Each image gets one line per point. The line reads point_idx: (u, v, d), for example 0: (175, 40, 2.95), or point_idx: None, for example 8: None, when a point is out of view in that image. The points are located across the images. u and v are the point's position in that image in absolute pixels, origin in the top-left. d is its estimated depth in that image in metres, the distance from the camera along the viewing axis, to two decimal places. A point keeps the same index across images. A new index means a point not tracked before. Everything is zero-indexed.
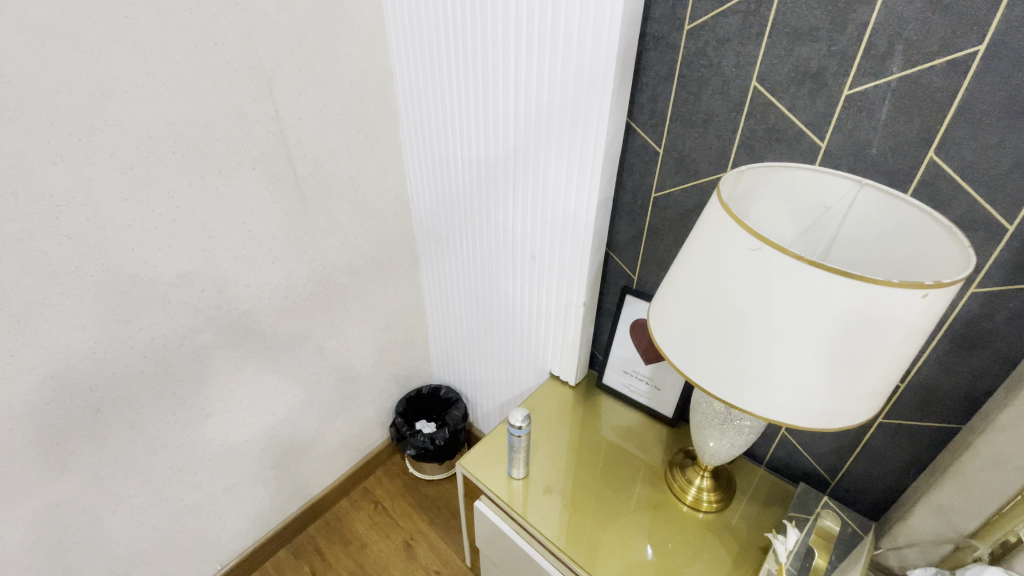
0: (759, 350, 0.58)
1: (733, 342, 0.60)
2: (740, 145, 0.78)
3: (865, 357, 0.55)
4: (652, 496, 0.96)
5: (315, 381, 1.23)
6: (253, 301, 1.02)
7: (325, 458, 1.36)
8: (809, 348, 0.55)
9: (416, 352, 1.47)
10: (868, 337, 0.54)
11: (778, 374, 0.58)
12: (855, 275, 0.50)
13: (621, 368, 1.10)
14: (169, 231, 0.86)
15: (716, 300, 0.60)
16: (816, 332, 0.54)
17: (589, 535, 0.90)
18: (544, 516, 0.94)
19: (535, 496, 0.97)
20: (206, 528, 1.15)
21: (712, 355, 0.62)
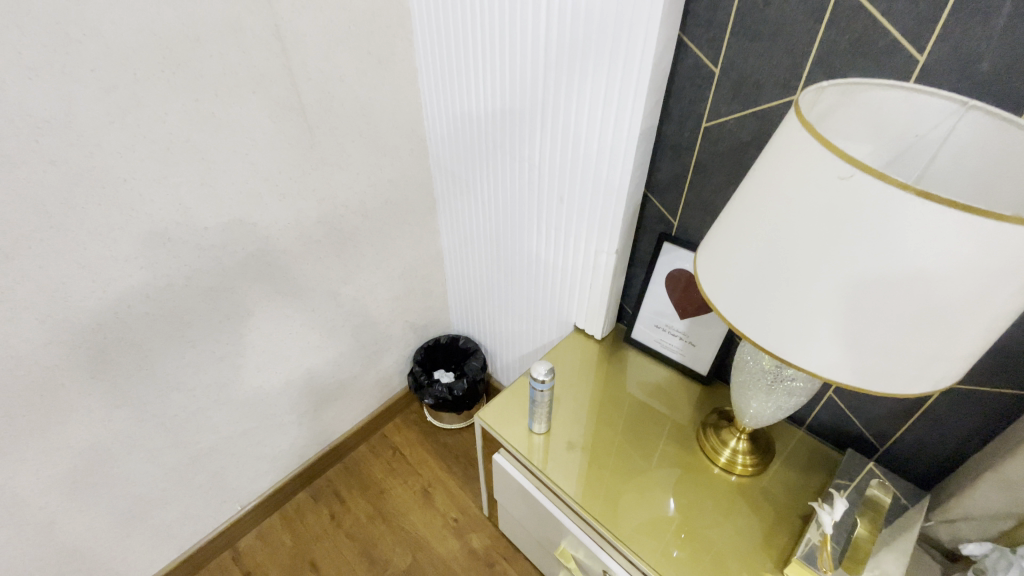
0: (833, 302, 0.49)
1: (801, 292, 0.51)
2: (814, 62, 0.66)
3: (967, 313, 0.46)
4: (680, 456, 0.90)
5: (330, 327, 1.18)
6: (261, 241, 0.96)
7: (342, 405, 1.34)
8: (898, 302, 0.46)
9: (434, 301, 1.42)
10: (975, 288, 0.44)
11: (853, 331, 0.49)
12: (972, 208, 0.40)
13: (652, 322, 1.02)
14: (164, 161, 0.79)
15: (782, 244, 0.51)
16: (909, 280, 0.45)
17: (610, 493, 0.86)
18: (565, 473, 0.89)
19: (557, 452, 0.92)
20: (225, 470, 1.15)
21: (772, 307, 0.54)
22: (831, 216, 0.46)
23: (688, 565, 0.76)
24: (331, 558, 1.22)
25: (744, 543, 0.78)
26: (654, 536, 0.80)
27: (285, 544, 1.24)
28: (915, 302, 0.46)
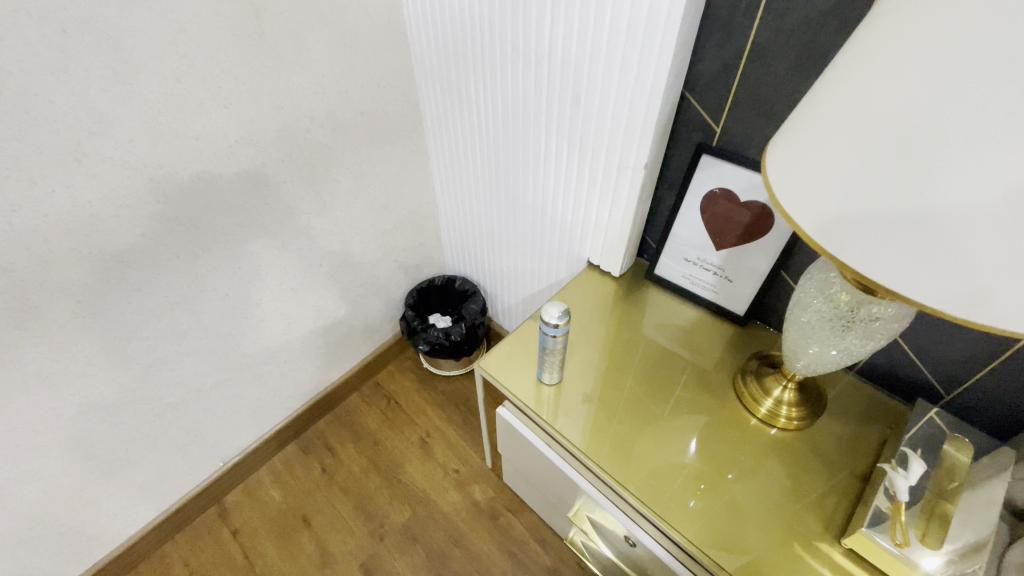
0: (890, 213, 0.35)
1: (861, 193, 0.36)
2: None
3: None
4: (708, 405, 0.78)
5: (305, 265, 1.02)
6: (208, 161, 0.78)
7: (328, 353, 1.21)
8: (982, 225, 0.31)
9: (426, 236, 1.25)
10: None
11: (900, 258, 0.36)
12: None
13: (682, 257, 0.86)
14: (59, 49, 0.60)
15: (862, 117, 0.35)
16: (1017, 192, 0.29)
17: (625, 447, 0.74)
18: (581, 429, 0.77)
19: (571, 405, 0.80)
20: (199, 425, 1.03)
21: (813, 215, 0.40)
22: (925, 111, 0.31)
23: (712, 525, 0.66)
24: (323, 512, 1.12)
25: (780, 502, 0.68)
26: (674, 494, 0.69)
27: (273, 499, 1.15)
28: None
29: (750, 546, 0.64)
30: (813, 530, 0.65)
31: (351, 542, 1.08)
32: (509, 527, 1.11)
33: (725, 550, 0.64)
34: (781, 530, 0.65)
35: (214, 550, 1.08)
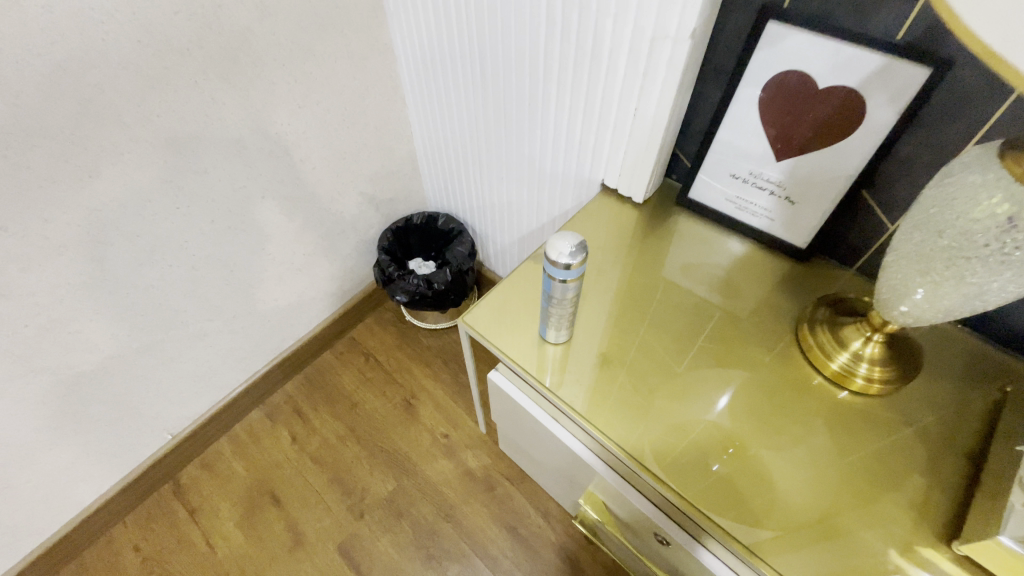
0: None
1: None
2: None
3: None
4: (738, 351, 0.62)
5: (242, 200, 0.81)
6: (70, 46, 0.55)
7: (290, 307, 1.02)
8: None
9: (400, 163, 1.02)
10: None
11: None
12: None
13: (730, 172, 0.65)
14: None
15: None
16: None
17: (630, 404, 0.59)
18: (595, 399, 0.60)
19: (582, 367, 0.62)
20: (132, 395, 0.86)
21: None
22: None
23: (732, 496, 0.52)
24: (293, 487, 0.97)
25: (824, 470, 0.53)
26: (689, 462, 0.55)
27: (236, 473, 1.00)
28: None
29: (790, 528, 0.50)
30: (864, 504, 0.51)
31: (327, 521, 0.94)
32: (507, 499, 0.96)
33: (746, 526, 0.51)
34: (821, 503, 0.51)
35: (170, 531, 0.95)
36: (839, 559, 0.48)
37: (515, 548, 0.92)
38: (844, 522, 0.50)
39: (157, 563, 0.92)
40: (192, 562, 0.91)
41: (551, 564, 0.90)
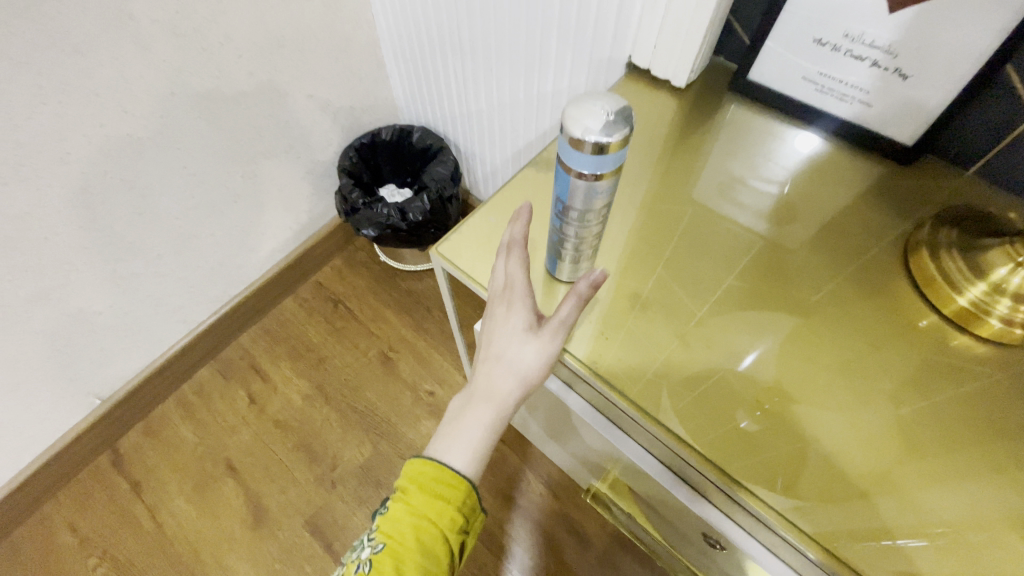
0: None
1: None
2: None
3: None
4: (783, 270, 0.46)
5: (141, 98, 0.60)
6: None
7: (235, 246, 0.83)
8: None
9: (360, 60, 0.80)
10: None
11: None
12: None
13: (817, 39, 0.46)
14: None
15: None
16: None
17: (633, 337, 0.44)
18: (616, 344, 0.44)
19: (602, 302, 0.45)
20: (34, 355, 0.69)
21: None
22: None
23: (791, 471, 0.38)
24: (253, 454, 0.83)
25: (891, 416, 0.39)
26: (706, 409, 0.40)
27: (186, 440, 0.85)
28: None
29: (864, 516, 0.36)
30: (939, 457, 0.37)
31: (292, 493, 0.80)
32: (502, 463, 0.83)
33: (769, 484, 0.37)
34: (882, 457, 0.38)
35: (110, 507, 0.81)
36: (895, 525, 0.35)
37: (511, 518, 0.80)
38: (910, 480, 0.36)
39: (96, 543, 0.79)
40: (137, 541, 0.78)
41: (553, 536, 0.78)
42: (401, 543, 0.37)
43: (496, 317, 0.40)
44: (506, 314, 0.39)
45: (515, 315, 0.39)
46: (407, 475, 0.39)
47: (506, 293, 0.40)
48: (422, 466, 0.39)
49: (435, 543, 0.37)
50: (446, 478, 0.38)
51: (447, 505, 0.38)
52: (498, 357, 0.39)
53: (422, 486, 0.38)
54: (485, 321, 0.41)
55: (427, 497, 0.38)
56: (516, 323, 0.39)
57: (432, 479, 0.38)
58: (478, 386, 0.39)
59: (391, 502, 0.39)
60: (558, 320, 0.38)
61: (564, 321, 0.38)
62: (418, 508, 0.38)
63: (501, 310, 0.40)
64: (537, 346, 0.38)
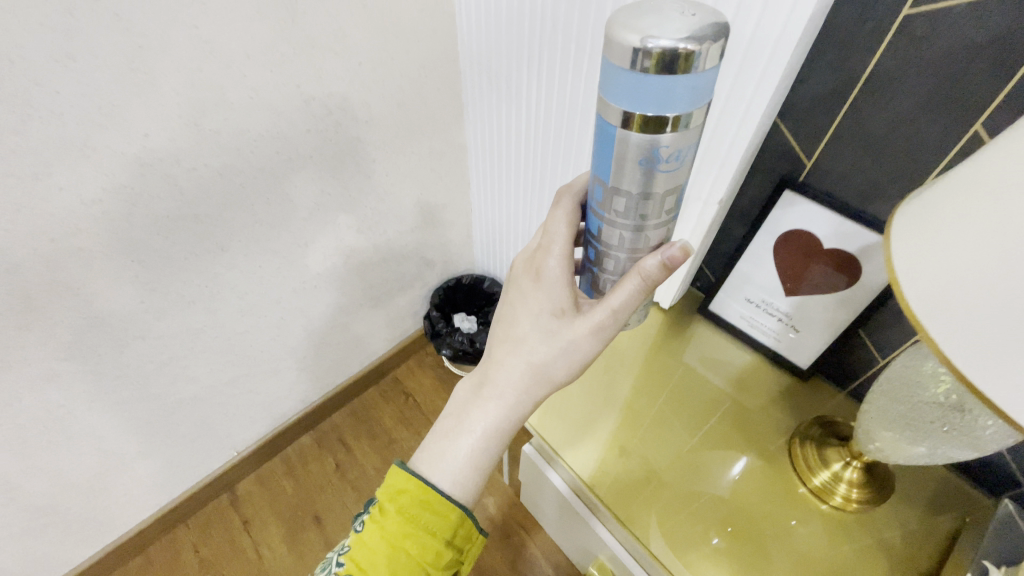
0: None
1: None
2: None
3: None
4: (730, 434, 0.74)
5: (327, 265, 0.96)
6: (231, 155, 0.71)
7: (347, 348, 1.16)
8: None
9: (458, 234, 1.20)
10: None
11: None
12: None
13: (745, 297, 0.78)
14: (64, 31, 0.52)
15: None
16: None
17: (623, 470, 0.70)
18: (623, 491, 0.69)
19: (612, 460, 0.72)
20: (212, 419, 1.00)
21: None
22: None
23: None
24: (334, 510, 1.10)
25: (812, 531, 0.64)
26: (686, 521, 0.66)
27: (285, 491, 1.13)
28: None
29: None
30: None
31: None
32: (521, 545, 1.08)
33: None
34: (805, 557, 0.62)
35: (224, 539, 1.08)
36: None
37: None
38: None
39: (211, 567, 1.04)
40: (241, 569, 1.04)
41: None
42: (382, 553, 0.40)
43: (529, 297, 0.48)
44: (542, 301, 0.47)
45: (549, 291, 0.47)
46: (392, 497, 0.42)
47: (543, 265, 0.48)
48: (407, 486, 0.42)
49: (412, 569, 0.41)
50: (430, 507, 0.42)
51: (429, 531, 0.41)
52: (517, 343, 0.47)
53: (403, 506, 0.42)
54: (518, 298, 0.49)
55: (408, 520, 0.41)
56: (550, 302, 0.47)
57: (411, 502, 0.42)
58: (501, 372, 0.47)
59: (376, 517, 0.42)
60: (609, 309, 0.45)
61: (612, 307, 0.45)
62: (397, 528, 0.41)
63: (531, 286, 0.48)
64: (569, 330, 0.46)
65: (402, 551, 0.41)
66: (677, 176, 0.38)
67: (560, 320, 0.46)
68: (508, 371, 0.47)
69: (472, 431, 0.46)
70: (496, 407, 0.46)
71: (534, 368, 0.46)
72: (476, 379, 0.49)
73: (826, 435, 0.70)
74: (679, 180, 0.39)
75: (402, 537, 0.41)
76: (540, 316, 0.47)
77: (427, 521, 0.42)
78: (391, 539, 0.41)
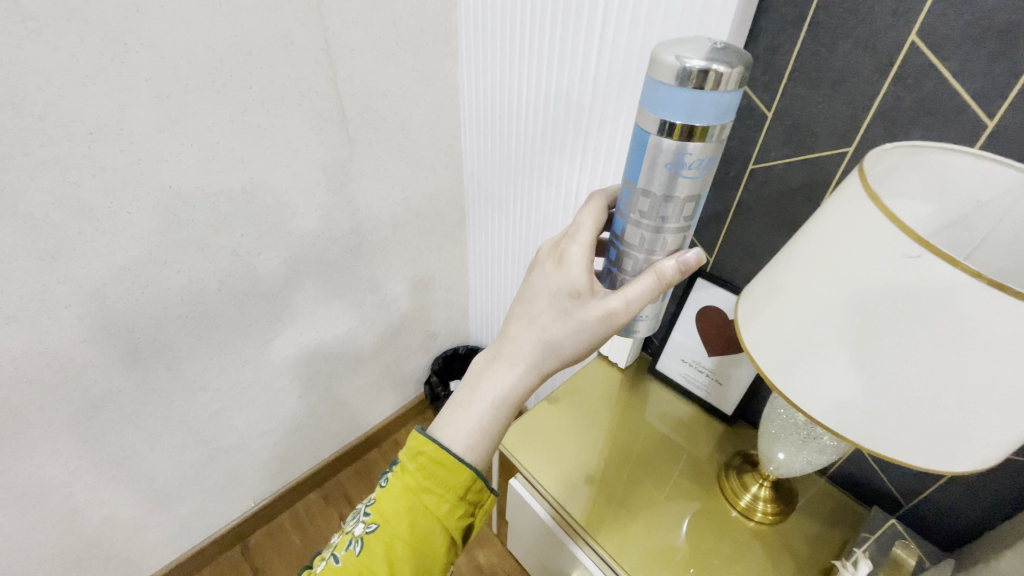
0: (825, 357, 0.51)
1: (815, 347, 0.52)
2: (862, 137, 0.65)
3: (946, 401, 0.45)
4: (676, 470, 0.94)
5: (351, 335, 1.19)
6: (295, 248, 0.97)
7: (358, 410, 1.35)
8: (887, 372, 0.47)
9: (455, 312, 1.45)
10: (952, 381, 0.43)
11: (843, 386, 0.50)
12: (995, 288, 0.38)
13: (680, 357, 1.01)
14: (208, 168, 0.79)
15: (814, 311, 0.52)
16: (888, 355, 0.46)
17: (594, 498, 0.89)
18: (594, 512, 0.87)
19: (587, 490, 0.91)
20: (240, 470, 1.15)
21: (791, 353, 0.55)
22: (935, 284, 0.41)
23: None
24: None
25: (740, 543, 0.83)
26: (656, 557, 0.81)
27: (293, 544, 1.25)
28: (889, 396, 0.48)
29: None
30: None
31: None
32: None
33: None
34: (735, 563, 0.80)
35: None
36: None
37: None
38: None
39: None
40: None
41: None
42: (405, 493, 0.59)
43: (552, 276, 0.61)
44: (563, 285, 0.59)
45: (570, 272, 0.59)
46: (412, 455, 0.60)
47: (567, 249, 0.61)
48: (423, 447, 0.60)
49: (428, 504, 0.59)
50: (438, 464, 0.59)
51: (437, 480, 0.59)
52: (533, 321, 0.61)
53: (420, 461, 0.60)
54: (541, 275, 0.62)
55: (423, 471, 0.59)
56: (569, 284, 0.59)
57: (424, 459, 0.60)
58: (520, 346, 0.61)
59: (402, 470, 0.61)
60: (623, 298, 0.58)
61: (626, 299, 0.58)
62: (415, 478, 0.59)
63: (553, 267, 0.61)
64: (580, 313, 0.59)
65: (421, 498, 0.59)
66: (696, 184, 0.52)
67: (574, 302, 0.59)
68: (523, 347, 0.61)
69: (483, 400, 0.61)
70: (508, 375, 0.61)
71: (546, 341, 0.60)
72: (496, 350, 0.64)
73: (746, 466, 0.90)
74: (697, 189, 0.52)
75: (418, 484, 0.59)
76: (559, 297, 0.59)
77: (436, 472, 0.59)
78: (411, 484, 0.59)
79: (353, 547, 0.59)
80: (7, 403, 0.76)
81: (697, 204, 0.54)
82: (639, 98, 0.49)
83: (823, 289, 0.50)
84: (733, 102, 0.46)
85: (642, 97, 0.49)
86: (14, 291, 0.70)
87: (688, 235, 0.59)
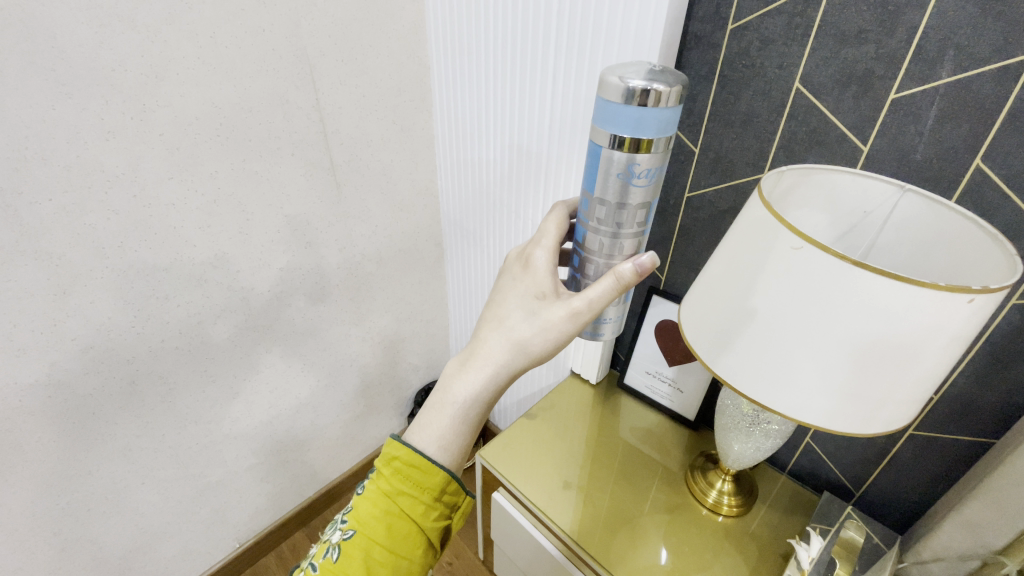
0: (750, 342, 0.61)
1: (740, 336, 0.61)
2: (770, 166, 0.78)
3: (845, 366, 0.54)
4: (647, 475, 1.01)
5: (337, 368, 1.25)
6: (284, 284, 1.05)
7: (343, 444, 1.39)
8: (797, 349, 0.56)
9: (436, 344, 1.53)
10: (844, 347, 0.53)
11: (766, 366, 0.60)
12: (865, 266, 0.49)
13: (644, 369, 1.11)
14: (210, 211, 0.88)
15: (736, 304, 0.61)
16: (796, 332, 0.56)
17: (574, 505, 0.95)
18: (573, 516, 0.93)
19: (567, 497, 0.96)
20: (228, 505, 1.17)
21: (725, 345, 0.64)
22: (812, 268, 0.52)
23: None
24: None
25: (708, 535, 0.90)
26: (636, 557, 0.86)
27: None
28: (804, 370, 0.57)
29: None
30: (720, 564, 0.85)
31: None
32: None
33: None
34: (705, 554, 0.86)
35: None
36: None
37: None
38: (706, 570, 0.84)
39: None
40: None
41: None
42: (382, 495, 0.60)
43: (522, 282, 0.69)
44: (531, 287, 0.68)
45: (538, 278, 0.68)
46: (389, 458, 0.61)
47: (533, 258, 0.70)
48: (398, 449, 0.61)
49: (405, 505, 0.60)
50: (415, 464, 0.60)
51: (414, 479, 0.60)
52: (503, 323, 0.67)
53: (396, 465, 0.61)
54: (512, 282, 0.70)
55: (400, 473, 0.61)
56: (536, 288, 0.68)
57: (400, 461, 0.61)
58: (490, 346, 0.66)
59: (377, 474, 0.61)
60: (586, 299, 0.64)
61: (588, 300, 0.64)
62: (392, 480, 0.60)
63: (522, 274, 0.70)
64: (546, 314, 0.65)
65: (396, 502, 0.60)
66: (646, 193, 0.62)
67: (541, 302, 0.66)
68: (494, 347, 0.66)
69: (455, 400, 0.64)
70: (479, 374, 0.65)
71: (515, 339, 0.65)
72: (465, 355, 0.67)
73: (710, 465, 0.98)
74: (647, 197, 0.63)
75: (395, 486, 0.60)
76: (528, 297, 0.67)
77: (412, 472, 0.60)
78: (388, 487, 0.60)
79: (328, 555, 0.59)
80: (9, 435, 0.80)
81: (647, 211, 0.65)
82: (594, 115, 0.60)
83: (742, 287, 0.60)
84: (671, 118, 0.57)
85: (595, 114, 0.60)
86: (27, 324, 0.76)
87: (641, 242, 0.69)
